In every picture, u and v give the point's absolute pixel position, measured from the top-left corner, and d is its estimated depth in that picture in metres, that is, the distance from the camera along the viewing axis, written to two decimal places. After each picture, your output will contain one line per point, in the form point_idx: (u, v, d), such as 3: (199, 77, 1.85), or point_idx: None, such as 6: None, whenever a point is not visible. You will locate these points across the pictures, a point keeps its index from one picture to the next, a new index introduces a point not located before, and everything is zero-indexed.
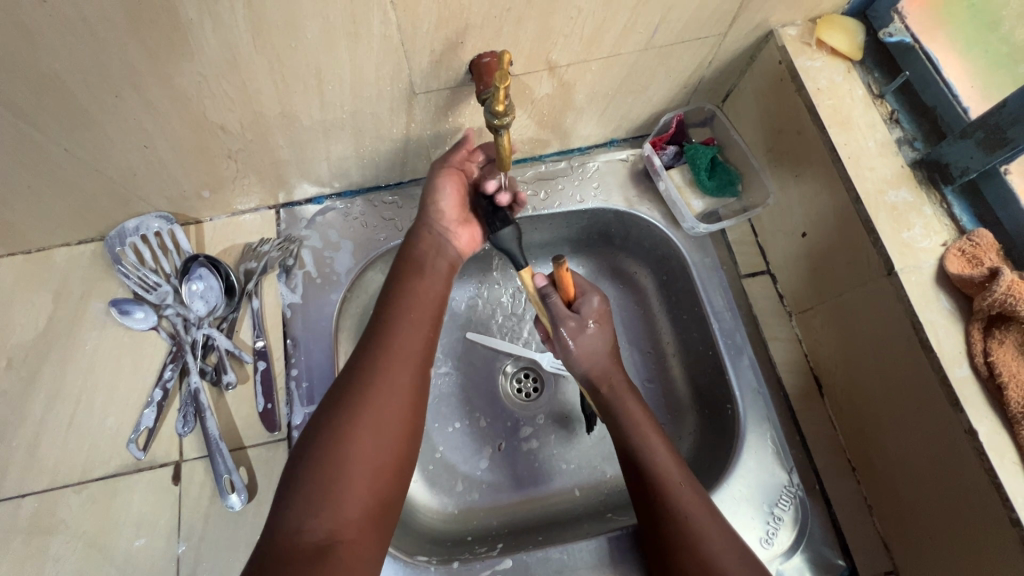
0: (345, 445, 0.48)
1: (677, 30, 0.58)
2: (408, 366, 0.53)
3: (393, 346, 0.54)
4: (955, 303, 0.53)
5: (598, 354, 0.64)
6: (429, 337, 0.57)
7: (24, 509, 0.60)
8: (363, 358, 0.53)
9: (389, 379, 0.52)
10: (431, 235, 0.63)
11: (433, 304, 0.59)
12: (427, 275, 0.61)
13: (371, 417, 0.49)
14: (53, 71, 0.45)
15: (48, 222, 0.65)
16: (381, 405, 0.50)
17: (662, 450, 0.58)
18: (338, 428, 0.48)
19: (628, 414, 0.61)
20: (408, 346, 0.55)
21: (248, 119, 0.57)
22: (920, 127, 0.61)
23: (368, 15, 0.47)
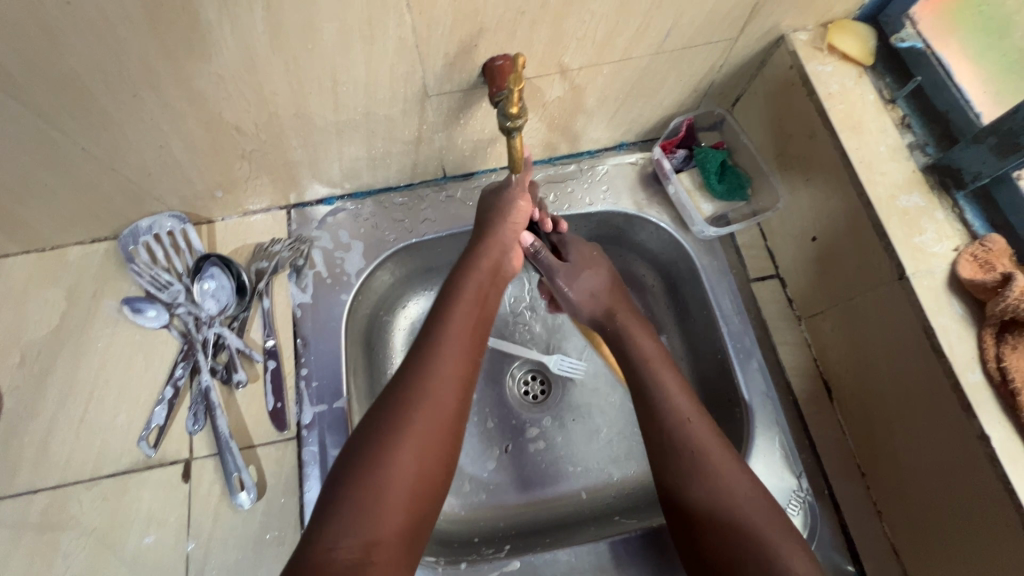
0: (391, 471, 0.48)
1: (689, 34, 0.58)
2: (454, 391, 0.53)
3: (438, 367, 0.54)
4: (967, 308, 0.53)
5: (598, 294, 0.69)
6: (469, 359, 0.56)
7: (35, 505, 0.60)
8: (412, 377, 0.53)
9: (436, 401, 0.52)
10: (501, 244, 0.64)
11: (476, 324, 0.59)
12: (473, 277, 0.61)
13: (420, 442, 0.50)
14: (74, 70, 0.46)
15: (63, 220, 0.66)
16: (427, 426, 0.50)
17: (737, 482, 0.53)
18: (383, 448, 0.48)
19: (698, 455, 0.54)
20: (448, 370, 0.54)
21: (263, 120, 0.57)
22: (933, 132, 0.61)
23: (383, 18, 0.48)
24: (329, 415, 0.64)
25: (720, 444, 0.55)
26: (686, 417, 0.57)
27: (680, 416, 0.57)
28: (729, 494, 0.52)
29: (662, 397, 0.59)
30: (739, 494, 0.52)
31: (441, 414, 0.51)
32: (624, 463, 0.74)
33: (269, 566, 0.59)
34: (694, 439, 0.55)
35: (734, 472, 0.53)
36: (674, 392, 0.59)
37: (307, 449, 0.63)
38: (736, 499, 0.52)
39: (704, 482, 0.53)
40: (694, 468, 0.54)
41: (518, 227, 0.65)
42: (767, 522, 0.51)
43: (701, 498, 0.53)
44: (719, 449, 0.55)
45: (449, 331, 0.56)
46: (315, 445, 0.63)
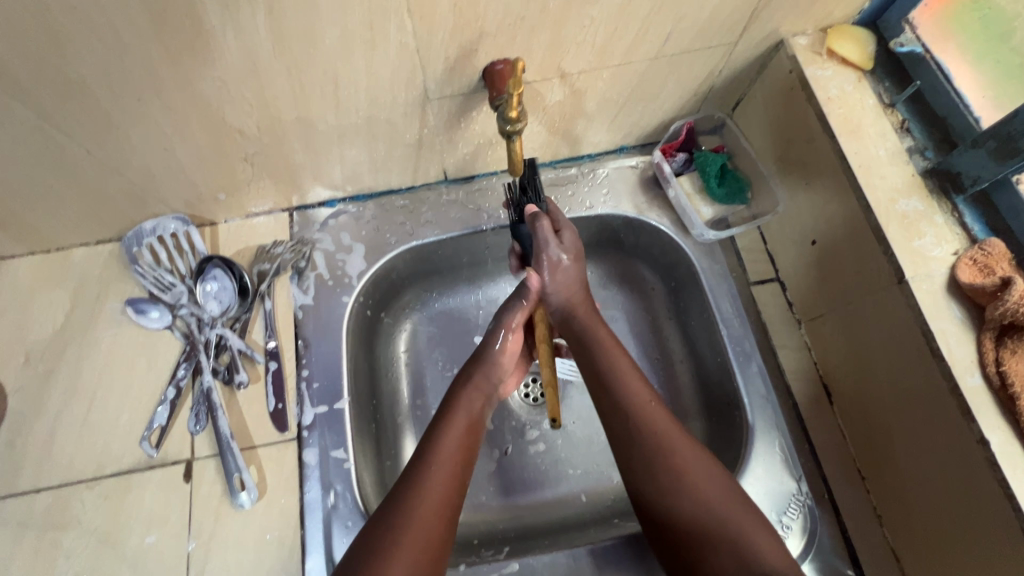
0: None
1: (688, 39, 0.58)
2: (441, 520, 0.50)
3: (425, 492, 0.51)
4: (967, 312, 0.53)
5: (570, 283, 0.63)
6: (458, 479, 0.53)
7: (38, 504, 0.61)
8: (399, 505, 0.50)
9: (422, 529, 0.49)
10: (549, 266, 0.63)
11: (469, 442, 0.56)
12: (466, 402, 0.59)
13: (403, 570, 0.46)
14: (79, 75, 0.47)
15: (68, 222, 0.66)
16: (410, 556, 0.47)
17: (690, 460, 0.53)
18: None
19: (657, 439, 0.54)
20: (437, 495, 0.51)
21: (266, 124, 0.58)
22: (932, 136, 0.61)
23: (384, 23, 0.48)
24: (330, 416, 0.65)
25: (680, 433, 0.55)
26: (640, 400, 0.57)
27: (634, 396, 0.57)
28: (692, 477, 0.52)
29: (616, 378, 0.59)
30: (706, 482, 0.52)
31: (427, 542, 0.48)
32: None
33: (270, 567, 0.59)
34: (650, 427, 0.55)
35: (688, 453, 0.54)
36: (629, 378, 0.59)
37: (308, 451, 0.63)
38: (698, 480, 0.52)
39: (667, 467, 0.53)
40: (656, 451, 0.54)
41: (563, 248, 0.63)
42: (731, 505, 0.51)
43: (664, 480, 0.53)
44: (672, 430, 0.55)
45: (442, 450, 0.54)
46: (316, 446, 0.64)
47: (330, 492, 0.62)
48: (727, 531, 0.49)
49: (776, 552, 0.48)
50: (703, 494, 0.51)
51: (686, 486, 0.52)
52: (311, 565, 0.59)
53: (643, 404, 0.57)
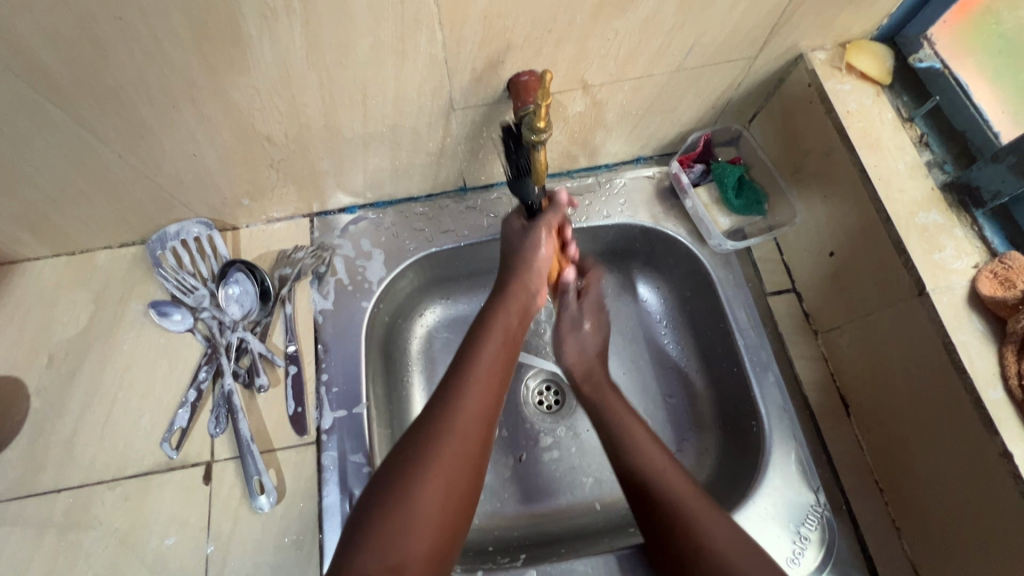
0: (414, 507, 0.47)
1: (710, 53, 0.59)
2: (479, 426, 0.52)
3: (460, 406, 0.53)
4: (987, 324, 0.53)
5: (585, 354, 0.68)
6: (495, 391, 0.56)
7: (59, 504, 0.61)
8: (437, 415, 0.52)
9: (461, 435, 0.51)
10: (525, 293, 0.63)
11: (504, 358, 0.59)
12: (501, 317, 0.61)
13: (443, 476, 0.48)
14: (118, 82, 0.48)
15: (94, 225, 0.67)
16: (451, 463, 0.49)
17: (639, 434, 0.60)
18: (406, 483, 0.48)
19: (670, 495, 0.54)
20: (475, 407, 0.53)
21: (294, 131, 0.59)
22: (950, 150, 0.62)
23: (416, 34, 0.49)
24: (349, 420, 0.66)
25: (694, 495, 0.54)
26: (648, 454, 0.58)
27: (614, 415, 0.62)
28: (709, 538, 0.51)
29: (620, 428, 0.61)
30: (677, 483, 0.56)
31: (467, 446, 0.51)
32: None
33: (288, 570, 0.60)
34: (615, 418, 0.62)
35: (638, 432, 0.61)
36: (614, 401, 0.64)
37: (327, 454, 0.64)
38: (719, 544, 0.51)
39: (688, 529, 0.52)
40: (674, 511, 0.53)
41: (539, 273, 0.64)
42: (757, 567, 0.49)
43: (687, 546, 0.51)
44: (684, 487, 0.55)
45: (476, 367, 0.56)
46: (334, 450, 0.64)
47: (348, 497, 0.62)
48: (647, 487, 0.56)
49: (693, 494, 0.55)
50: (725, 554, 0.50)
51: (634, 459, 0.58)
52: None
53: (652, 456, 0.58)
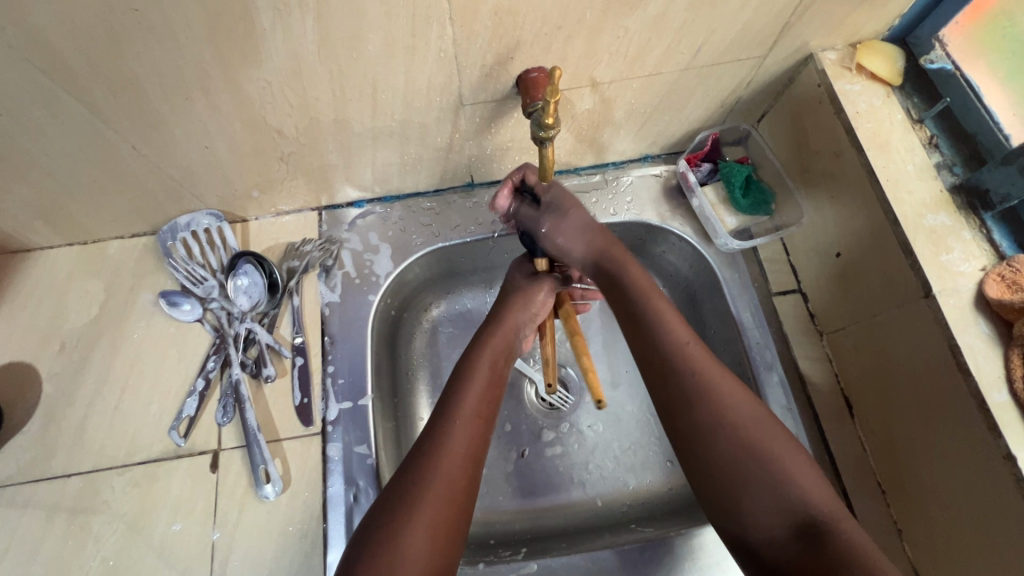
0: (399, 548, 0.46)
1: (719, 51, 0.59)
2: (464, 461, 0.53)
3: (444, 445, 0.53)
4: (994, 327, 0.53)
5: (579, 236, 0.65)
6: (482, 431, 0.56)
7: (69, 489, 0.62)
8: (424, 458, 0.52)
9: (447, 475, 0.51)
10: (510, 329, 0.65)
11: (490, 395, 0.59)
12: (484, 356, 0.62)
13: (432, 514, 0.49)
14: (134, 73, 0.49)
15: (106, 215, 0.68)
16: (439, 498, 0.50)
17: (688, 336, 0.57)
18: (397, 517, 0.48)
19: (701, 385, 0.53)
20: (460, 446, 0.53)
21: (304, 124, 0.59)
22: (961, 153, 0.61)
23: (426, 30, 0.50)
24: (354, 412, 0.66)
25: (725, 378, 0.54)
26: (683, 342, 0.56)
27: (663, 312, 0.59)
28: (731, 415, 0.52)
29: (660, 324, 0.58)
30: (722, 387, 0.53)
31: (453, 487, 0.51)
32: (640, 473, 0.75)
33: (292, 558, 0.60)
34: (672, 333, 0.57)
35: (685, 331, 0.57)
36: (670, 318, 0.58)
37: (332, 445, 0.65)
38: (738, 415, 0.52)
39: (706, 408, 0.52)
40: (695, 399, 0.53)
41: (532, 319, 0.66)
42: (769, 435, 0.51)
43: (702, 420, 0.52)
44: (710, 365, 0.54)
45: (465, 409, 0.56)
46: (339, 441, 0.65)
47: (352, 487, 0.63)
48: (700, 393, 0.53)
49: (744, 410, 0.52)
50: (746, 433, 0.51)
51: (697, 372, 0.54)
52: (331, 559, 0.60)
53: (707, 381, 0.53)
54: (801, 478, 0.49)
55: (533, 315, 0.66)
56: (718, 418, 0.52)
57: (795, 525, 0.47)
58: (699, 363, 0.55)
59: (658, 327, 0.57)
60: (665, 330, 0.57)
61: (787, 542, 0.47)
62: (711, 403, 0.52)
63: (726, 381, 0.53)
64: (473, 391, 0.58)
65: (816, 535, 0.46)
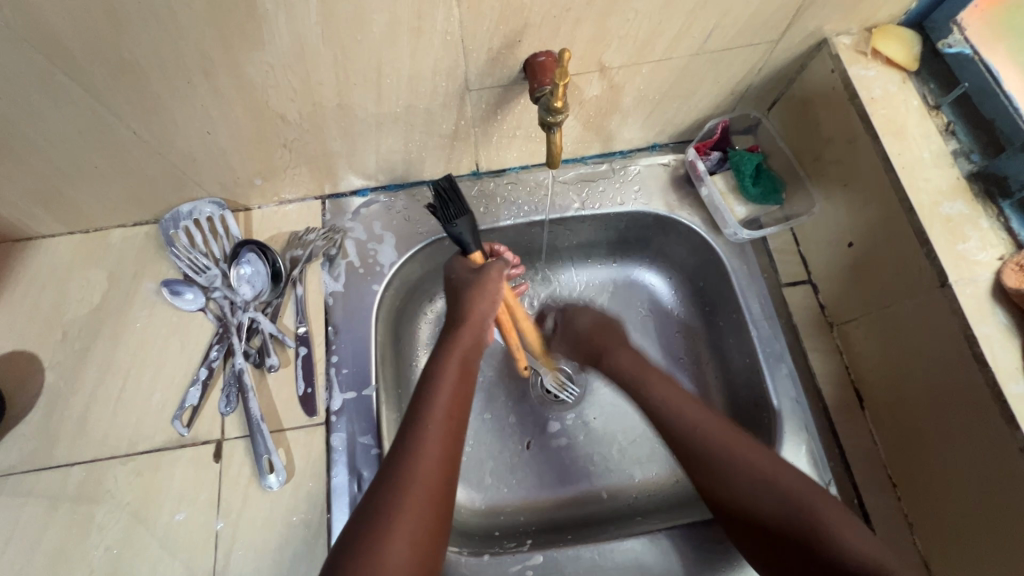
0: (382, 557, 0.46)
1: (731, 35, 0.58)
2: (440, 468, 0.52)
3: (418, 452, 0.53)
4: (1012, 318, 0.52)
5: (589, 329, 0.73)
6: (454, 433, 0.55)
7: (72, 478, 0.62)
8: (398, 465, 0.52)
9: (423, 485, 0.51)
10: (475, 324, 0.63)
11: (462, 394, 0.59)
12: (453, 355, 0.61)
13: (413, 520, 0.49)
14: (134, 56, 0.48)
15: (107, 203, 0.67)
16: (417, 509, 0.50)
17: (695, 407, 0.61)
18: (376, 530, 0.48)
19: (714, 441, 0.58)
20: (435, 449, 0.53)
21: (307, 110, 0.58)
22: (979, 140, 0.60)
23: (432, 11, 0.48)
24: (358, 402, 0.66)
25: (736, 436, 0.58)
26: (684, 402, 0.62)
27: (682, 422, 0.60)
28: (760, 472, 0.55)
29: (674, 416, 0.61)
30: (743, 449, 0.57)
31: (429, 495, 0.51)
32: (646, 465, 0.74)
33: (296, 548, 0.60)
34: (683, 410, 0.61)
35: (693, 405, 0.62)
36: (684, 406, 0.62)
37: (336, 435, 0.64)
38: (760, 468, 0.55)
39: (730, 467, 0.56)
40: (718, 450, 0.57)
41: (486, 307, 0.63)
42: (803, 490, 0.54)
43: (725, 470, 0.56)
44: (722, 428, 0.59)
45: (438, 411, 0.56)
46: (344, 431, 0.64)
47: (356, 477, 0.62)
48: (723, 448, 0.57)
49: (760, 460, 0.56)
50: (775, 488, 0.54)
51: (711, 432, 0.59)
52: None
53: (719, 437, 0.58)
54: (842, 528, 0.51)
55: (486, 301, 0.63)
56: (747, 470, 0.55)
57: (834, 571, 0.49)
58: (703, 419, 0.60)
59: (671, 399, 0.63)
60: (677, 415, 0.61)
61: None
62: (728, 458, 0.57)
63: (742, 441, 0.58)
64: (446, 392, 0.57)
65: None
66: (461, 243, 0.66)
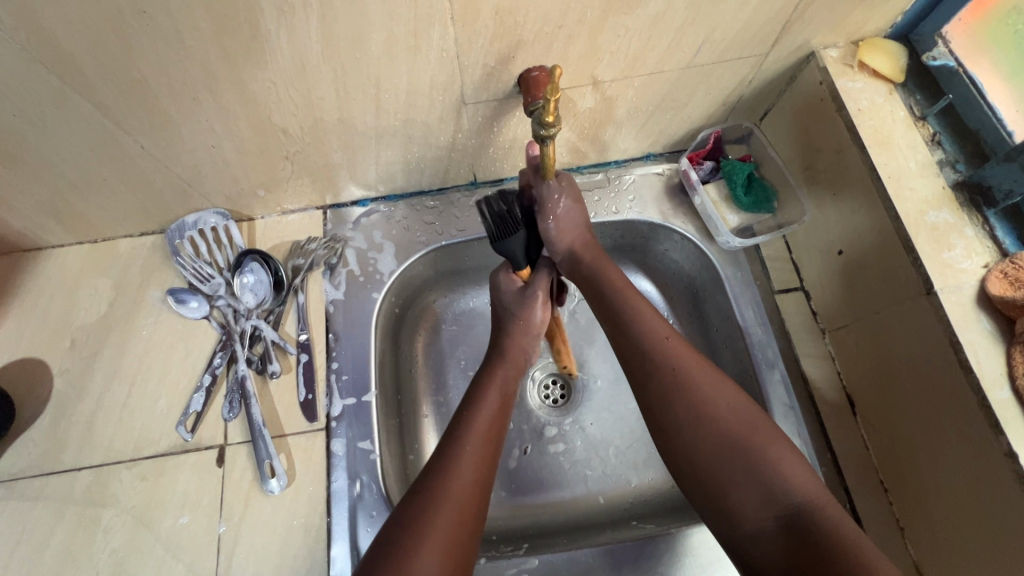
0: (413, 566, 0.45)
1: (720, 49, 0.60)
2: (478, 480, 0.53)
3: (459, 464, 0.53)
4: (996, 325, 0.53)
5: (569, 233, 0.65)
6: (493, 452, 0.56)
7: (79, 482, 0.64)
8: (436, 480, 0.52)
9: (459, 496, 0.51)
10: (517, 356, 0.66)
11: (501, 420, 0.59)
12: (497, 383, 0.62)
13: (444, 534, 0.48)
14: (143, 74, 0.50)
15: (115, 214, 0.69)
16: (454, 520, 0.49)
17: (656, 324, 0.59)
18: (408, 536, 0.47)
19: (680, 373, 0.55)
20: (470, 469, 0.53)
21: (308, 124, 0.60)
22: (964, 149, 0.61)
23: (428, 29, 0.50)
24: (358, 408, 0.67)
25: (705, 371, 0.55)
26: (664, 335, 0.58)
27: (650, 337, 0.58)
28: (711, 403, 0.53)
29: (638, 322, 0.59)
30: (718, 394, 0.53)
31: (465, 508, 0.51)
32: (641, 470, 0.75)
33: (297, 553, 0.61)
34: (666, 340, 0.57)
35: (658, 322, 0.59)
36: (648, 319, 0.59)
37: (336, 440, 0.66)
38: (718, 409, 0.53)
39: (686, 401, 0.54)
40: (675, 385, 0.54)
41: (532, 337, 0.67)
42: (759, 432, 0.51)
43: (684, 412, 0.53)
44: (695, 363, 0.55)
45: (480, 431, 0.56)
46: (344, 436, 0.66)
47: (356, 482, 0.64)
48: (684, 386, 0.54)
49: (726, 394, 0.53)
50: (731, 425, 0.52)
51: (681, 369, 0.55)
52: (336, 552, 0.61)
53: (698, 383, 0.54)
54: (789, 472, 0.49)
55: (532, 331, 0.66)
56: (700, 411, 0.53)
57: (781, 516, 0.47)
58: (666, 339, 0.57)
59: (626, 316, 0.60)
60: (640, 326, 0.59)
61: (764, 522, 0.48)
62: (687, 390, 0.54)
63: (710, 377, 0.54)
64: (484, 415, 0.58)
65: (799, 526, 0.46)
66: (512, 259, 0.65)
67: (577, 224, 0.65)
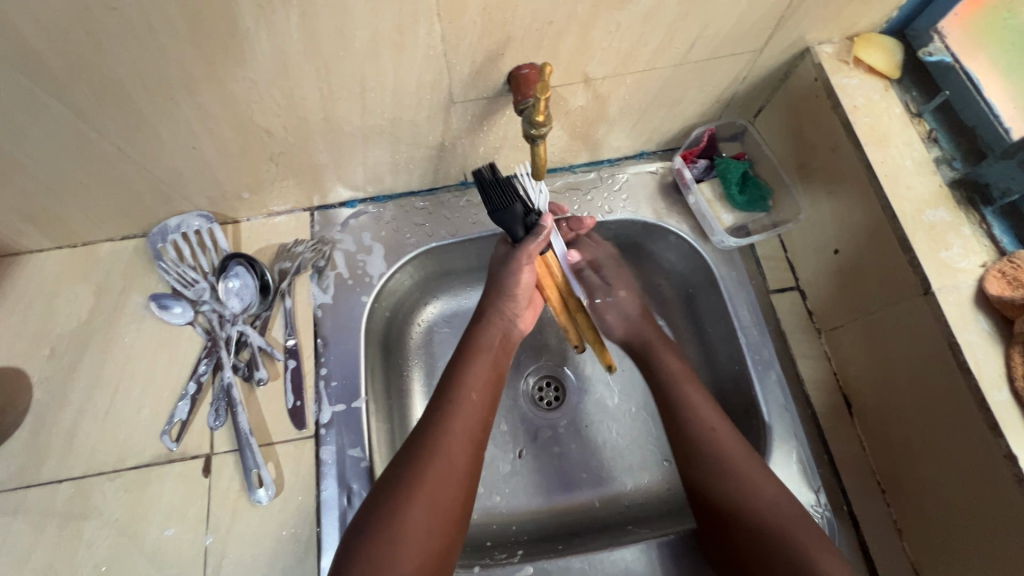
0: (400, 524, 0.50)
1: (713, 45, 0.58)
2: (467, 447, 0.56)
3: (449, 427, 0.56)
4: (994, 325, 0.52)
5: (629, 320, 0.73)
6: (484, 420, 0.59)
7: (61, 494, 0.62)
8: (426, 441, 0.55)
9: (448, 460, 0.54)
10: (500, 321, 0.67)
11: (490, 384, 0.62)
12: (483, 346, 0.64)
13: (426, 503, 0.51)
14: (116, 74, 0.48)
15: (94, 217, 0.67)
16: (438, 482, 0.53)
17: (707, 413, 0.62)
18: (395, 500, 0.51)
19: (720, 459, 0.58)
20: (459, 438, 0.56)
21: (292, 124, 0.59)
22: (959, 146, 0.60)
23: (413, 26, 0.49)
24: (347, 415, 0.66)
25: (746, 458, 0.58)
26: (711, 426, 0.61)
27: (701, 422, 0.61)
28: (752, 491, 0.56)
29: (689, 408, 0.62)
30: (757, 483, 0.57)
31: (452, 474, 0.54)
32: (637, 473, 0.74)
33: (286, 563, 0.60)
34: (708, 426, 0.61)
35: (710, 409, 0.62)
36: (698, 402, 0.63)
37: (325, 449, 0.64)
38: (754, 498, 0.56)
39: (729, 484, 0.57)
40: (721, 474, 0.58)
41: (516, 300, 0.67)
42: (801, 530, 0.54)
43: (724, 497, 0.57)
44: (742, 452, 0.59)
45: (463, 403, 0.58)
46: (333, 444, 0.64)
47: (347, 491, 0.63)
48: (729, 471, 0.58)
49: (769, 484, 0.57)
50: (766, 515, 0.55)
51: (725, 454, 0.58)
52: (326, 562, 0.60)
53: (737, 467, 0.57)
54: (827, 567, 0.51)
55: (515, 296, 0.66)
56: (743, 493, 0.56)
57: None
58: (713, 429, 0.60)
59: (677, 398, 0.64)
60: (691, 406, 0.62)
61: None
62: (731, 477, 0.57)
63: (749, 464, 0.58)
64: (473, 379, 0.61)
65: None
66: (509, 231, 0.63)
67: (631, 311, 0.73)
